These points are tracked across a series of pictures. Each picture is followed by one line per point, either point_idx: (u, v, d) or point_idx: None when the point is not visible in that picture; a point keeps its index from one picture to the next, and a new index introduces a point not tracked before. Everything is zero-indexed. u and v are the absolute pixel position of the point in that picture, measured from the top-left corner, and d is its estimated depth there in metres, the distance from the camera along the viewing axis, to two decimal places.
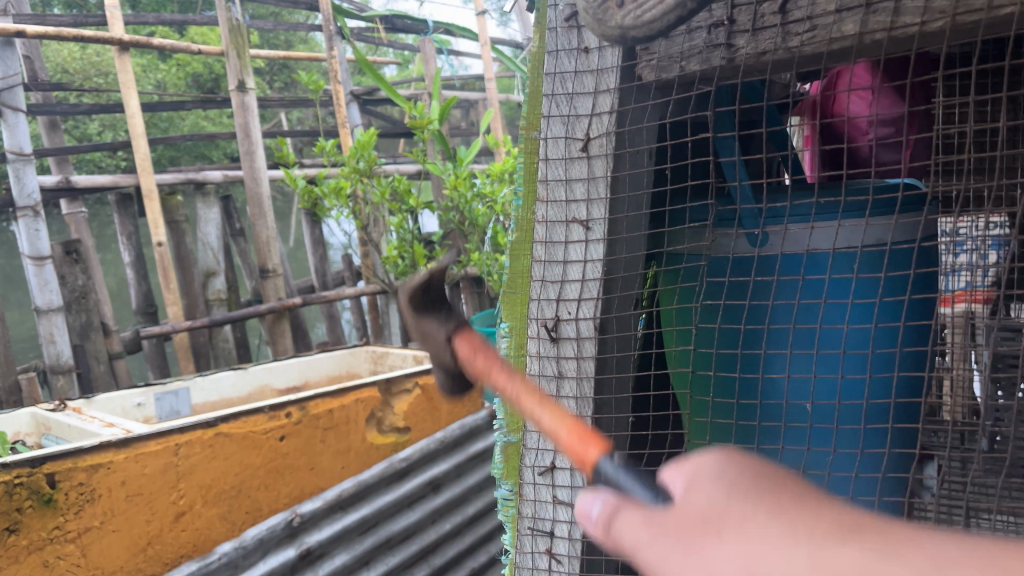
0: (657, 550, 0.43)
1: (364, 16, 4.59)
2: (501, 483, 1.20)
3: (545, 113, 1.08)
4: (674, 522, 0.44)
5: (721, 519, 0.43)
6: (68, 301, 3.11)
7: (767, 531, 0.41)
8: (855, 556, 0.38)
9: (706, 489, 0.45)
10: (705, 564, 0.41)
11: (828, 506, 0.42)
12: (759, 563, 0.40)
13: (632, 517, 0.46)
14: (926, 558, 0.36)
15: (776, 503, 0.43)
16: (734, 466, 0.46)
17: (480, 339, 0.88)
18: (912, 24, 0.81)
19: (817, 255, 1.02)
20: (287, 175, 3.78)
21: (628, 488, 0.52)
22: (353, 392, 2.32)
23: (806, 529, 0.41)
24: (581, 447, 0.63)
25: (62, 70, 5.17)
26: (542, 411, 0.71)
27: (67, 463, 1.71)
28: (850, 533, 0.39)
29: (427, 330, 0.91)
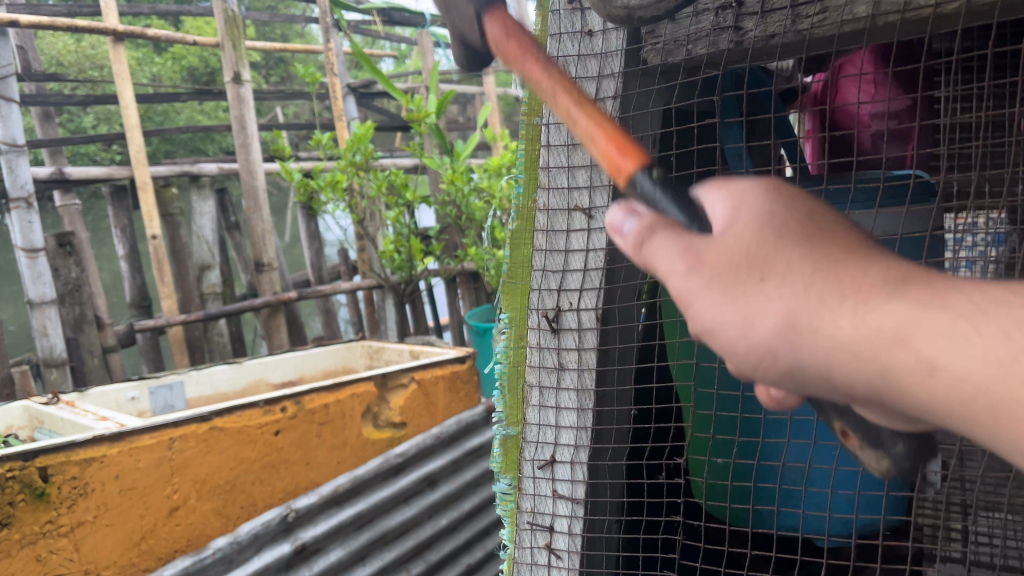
0: (711, 287, 0.52)
1: (362, 9, 4.55)
2: (500, 477, 1.18)
3: (547, 97, 1.06)
4: (726, 262, 0.53)
5: (765, 265, 0.52)
6: (62, 294, 3.09)
7: (806, 283, 0.51)
8: (894, 315, 0.47)
9: (752, 232, 0.53)
10: (754, 307, 0.51)
11: (866, 261, 0.51)
12: (802, 311, 0.50)
13: (683, 246, 0.54)
14: (942, 311, 0.46)
15: (819, 257, 0.51)
16: (781, 211, 0.54)
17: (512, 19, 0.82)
18: (926, 7, 0.79)
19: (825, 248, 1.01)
20: (283, 168, 3.74)
21: (670, 205, 0.61)
22: (348, 387, 2.30)
23: (848, 288, 0.50)
24: (617, 157, 0.69)
25: (56, 62, 5.12)
26: (578, 110, 0.74)
27: (61, 456, 1.68)
28: (891, 292, 0.48)
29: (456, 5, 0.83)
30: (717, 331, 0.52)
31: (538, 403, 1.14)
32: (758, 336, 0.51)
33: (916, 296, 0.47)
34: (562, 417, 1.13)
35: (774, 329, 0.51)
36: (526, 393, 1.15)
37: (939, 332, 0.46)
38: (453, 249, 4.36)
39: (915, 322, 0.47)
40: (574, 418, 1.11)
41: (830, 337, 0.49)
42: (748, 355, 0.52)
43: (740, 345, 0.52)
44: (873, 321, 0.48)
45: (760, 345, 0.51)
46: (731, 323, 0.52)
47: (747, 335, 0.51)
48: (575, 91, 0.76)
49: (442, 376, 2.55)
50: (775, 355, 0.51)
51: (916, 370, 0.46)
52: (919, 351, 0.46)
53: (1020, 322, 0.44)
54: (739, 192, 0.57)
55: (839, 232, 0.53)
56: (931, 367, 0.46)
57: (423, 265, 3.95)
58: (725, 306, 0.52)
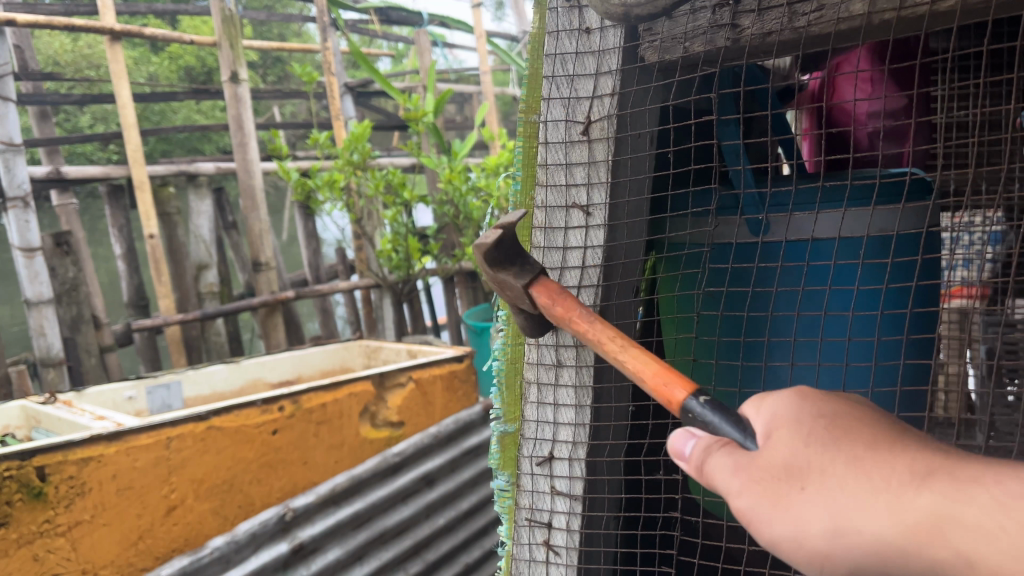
0: (764, 502, 0.58)
1: (359, 8, 4.56)
2: (498, 474, 1.18)
3: (545, 95, 1.06)
4: (771, 476, 0.59)
5: (805, 474, 0.58)
6: (59, 293, 3.09)
7: (843, 486, 0.56)
8: (926, 510, 0.52)
9: (789, 444, 0.59)
10: (803, 516, 0.56)
11: (893, 455, 0.56)
12: (844, 512, 0.55)
13: (735, 464, 0.61)
14: (968, 507, 0.51)
15: (848, 456, 0.57)
16: (809, 419, 0.61)
17: (555, 284, 0.89)
18: (920, 5, 0.79)
19: (823, 242, 1.02)
20: (281, 167, 3.75)
21: (722, 424, 0.65)
22: (346, 387, 2.30)
23: (880, 486, 0.55)
24: (665, 387, 0.72)
25: (53, 61, 5.11)
26: (623, 355, 0.78)
27: (59, 455, 1.68)
28: (920, 485, 0.53)
29: (503, 281, 0.89)
30: (778, 541, 0.58)
31: (536, 400, 1.15)
32: (814, 542, 0.56)
33: (943, 490, 0.52)
34: (560, 413, 1.13)
35: (824, 534, 0.55)
36: (524, 390, 1.15)
37: (972, 529, 0.50)
38: (450, 248, 4.36)
39: (945, 518, 0.51)
40: (571, 415, 1.12)
41: (872, 536, 0.53)
42: (809, 560, 0.56)
43: (800, 552, 0.56)
44: (906, 519, 0.52)
45: (817, 551, 0.55)
46: (789, 535, 0.57)
47: (801, 542, 0.56)
48: (622, 337, 0.80)
49: (440, 376, 2.56)
50: (832, 558, 0.55)
51: (955, 562, 0.51)
52: (957, 545, 0.51)
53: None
54: (773, 411, 0.63)
55: (864, 427, 0.59)
56: (968, 560, 0.50)
57: (420, 264, 3.96)
58: (780, 520, 0.57)
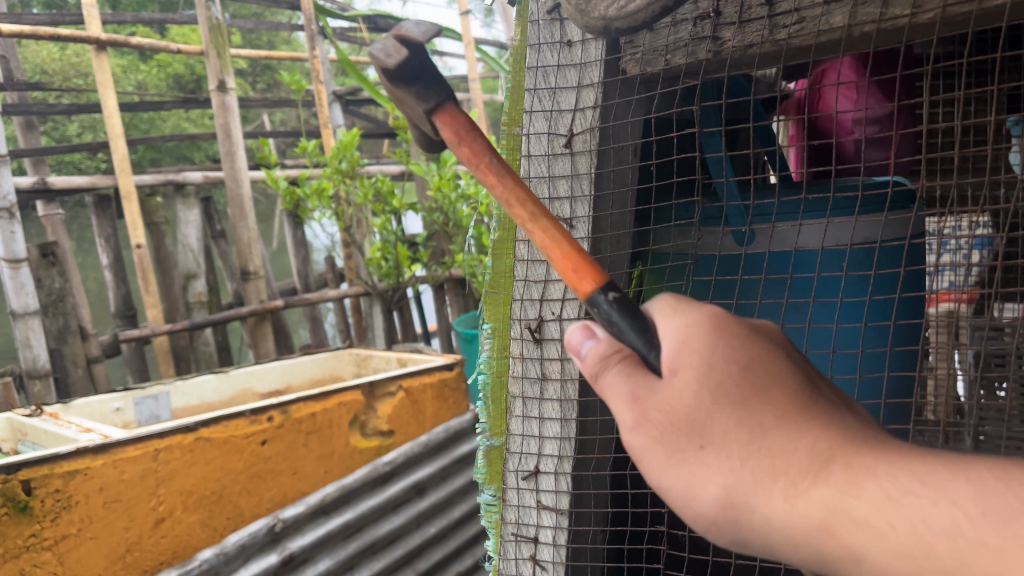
0: (657, 449, 0.57)
1: (348, 16, 4.54)
2: (484, 489, 1.17)
3: (528, 107, 1.06)
4: (668, 422, 0.56)
5: (705, 429, 0.55)
6: (45, 304, 3.06)
7: (742, 457, 0.54)
8: (820, 502, 0.50)
9: (693, 393, 0.56)
10: (697, 478, 0.55)
11: (798, 430, 0.54)
12: (740, 489, 0.53)
13: (632, 394, 0.58)
14: (858, 500, 0.49)
15: (752, 425, 0.55)
16: (720, 366, 0.57)
17: (461, 113, 0.77)
18: (901, 16, 0.80)
19: (805, 254, 1.03)
20: (270, 176, 3.73)
21: (629, 329, 0.63)
22: (336, 396, 2.29)
23: (779, 469, 0.53)
24: (574, 275, 0.70)
25: (40, 71, 5.05)
26: (532, 222, 0.74)
27: (44, 469, 1.67)
28: (818, 475, 0.51)
29: (401, 100, 0.77)
30: (664, 491, 0.56)
31: (521, 414, 1.14)
32: (701, 506, 0.54)
33: (839, 482, 0.50)
34: (546, 427, 1.12)
35: (715, 500, 0.54)
36: (509, 403, 1.14)
37: (860, 525, 0.48)
38: (440, 255, 4.33)
39: (837, 511, 0.49)
40: (557, 428, 1.11)
41: (766, 518, 0.52)
42: (696, 522, 0.55)
43: (686, 512, 0.56)
44: (802, 510, 0.51)
45: (704, 516, 0.54)
46: (678, 493, 0.55)
47: (690, 503, 0.55)
48: (530, 199, 0.75)
49: (430, 384, 2.53)
50: (718, 526, 0.54)
51: (842, 557, 0.49)
52: (846, 541, 0.49)
53: (925, 514, 0.46)
54: (686, 342, 0.59)
55: (773, 393, 0.56)
56: (855, 556, 0.48)
57: (410, 272, 3.95)
58: (669, 474, 0.56)
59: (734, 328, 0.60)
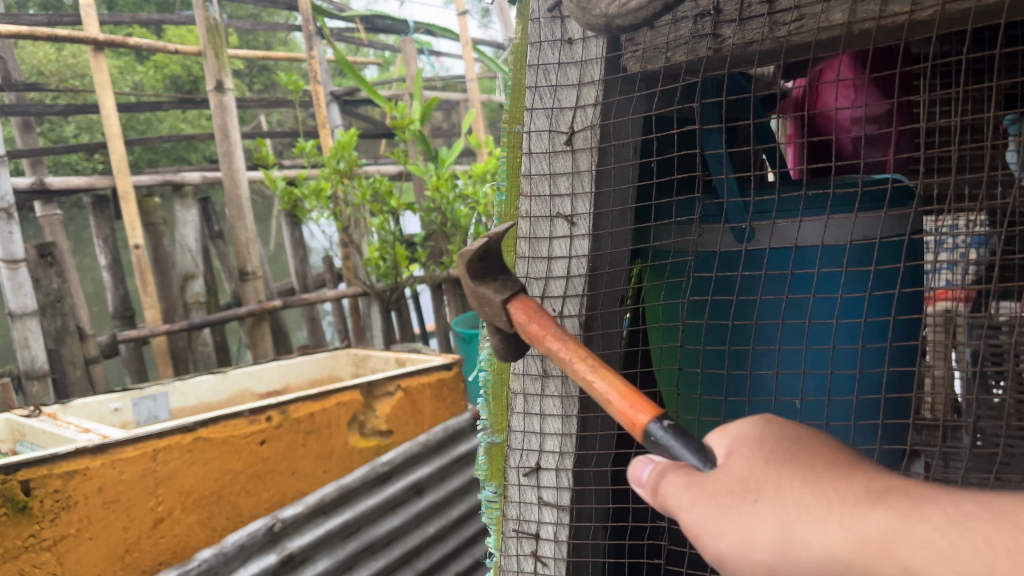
0: (713, 515, 0.57)
1: (345, 16, 4.54)
2: (486, 485, 1.19)
3: (528, 105, 1.06)
4: (722, 490, 0.58)
5: (758, 489, 0.57)
6: (43, 305, 3.06)
7: (798, 500, 0.55)
8: (879, 526, 0.51)
9: (744, 462, 0.59)
10: (752, 527, 0.55)
11: (849, 475, 0.56)
12: (795, 526, 0.53)
13: (688, 480, 0.60)
14: (918, 522, 0.50)
15: (804, 476, 0.56)
16: (771, 439, 0.60)
17: (533, 302, 0.88)
18: (900, 13, 0.80)
19: (805, 250, 1.03)
20: (268, 176, 3.74)
21: (683, 451, 0.63)
22: (334, 396, 2.29)
23: (834, 502, 0.54)
24: (631, 410, 0.71)
25: (37, 71, 5.03)
26: (592, 374, 0.77)
27: (43, 469, 1.67)
28: (874, 502, 0.53)
29: (480, 298, 0.89)
30: (722, 556, 0.56)
31: (522, 410, 1.14)
32: (757, 554, 0.54)
33: (898, 509, 0.51)
34: (547, 423, 1.13)
35: (770, 544, 0.54)
36: (510, 400, 1.15)
37: (921, 543, 0.49)
38: (438, 256, 4.33)
39: (899, 533, 0.50)
40: (558, 425, 1.12)
41: (821, 547, 0.52)
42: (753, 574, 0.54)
43: (744, 565, 0.55)
44: (859, 532, 0.51)
45: (761, 563, 0.54)
46: (735, 545, 0.55)
47: (748, 554, 0.54)
48: (592, 357, 0.79)
49: (428, 384, 2.53)
50: (776, 572, 0.53)
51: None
52: (904, 561, 0.49)
53: (987, 537, 0.48)
54: (736, 435, 0.62)
55: (820, 455, 0.58)
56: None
57: (408, 272, 3.95)
58: (726, 529, 0.56)
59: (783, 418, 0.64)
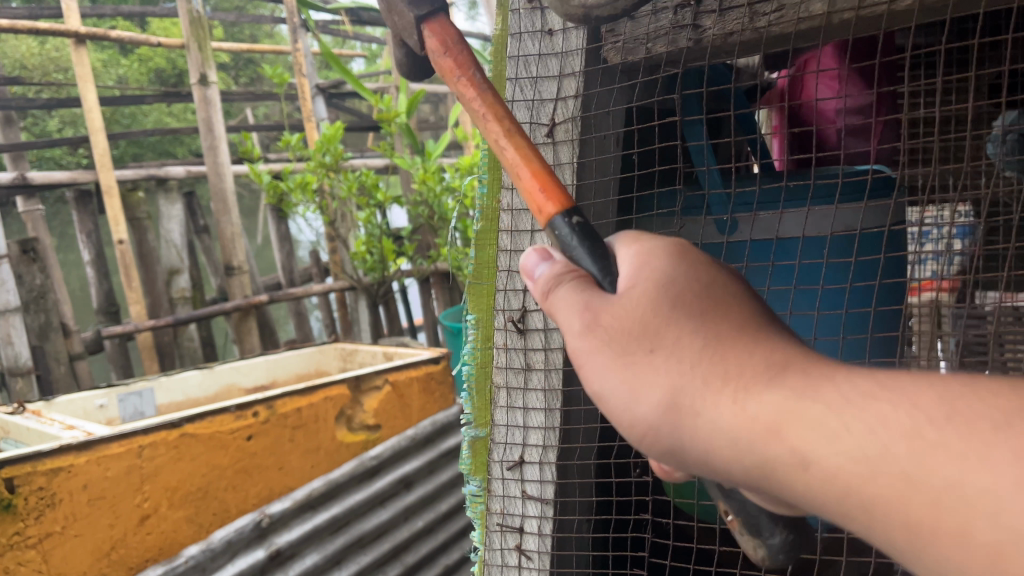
0: (603, 353, 0.57)
1: (330, 8, 4.50)
2: (469, 480, 1.17)
3: (509, 97, 1.05)
4: (623, 325, 0.57)
5: (658, 336, 0.55)
6: (26, 301, 3.03)
7: (694, 362, 0.54)
8: (773, 405, 0.49)
9: (648, 300, 0.57)
10: (642, 380, 0.55)
11: (755, 343, 0.54)
12: (687, 389, 0.53)
13: (585, 306, 0.59)
14: (812, 403, 0.48)
15: (706, 336, 0.55)
16: (682, 283, 0.58)
17: (452, 29, 0.86)
18: (880, 4, 0.80)
19: (787, 242, 1.04)
20: (253, 170, 3.70)
21: (586, 258, 0.65)
22: (321, 390, 2.27)
23: (731, 374, 0.52)
24: (540, 196, 0.73)
25: (19, 66, 4.90)
26: (506, 140, 0.78)
27: (27, 467, 1.65)
28: (771, 380, 0.51)
29: (396, 7, 0.86)
30: (609, 397, 0.56)
31: (506, 404, 1.14)
32: (644, 410, 0.54)
33: (795, 387, 0.49)
34: (530, 417, 1.13)
35: (658, 404, 0.54)
36: (493, 393, 1.15)
37: (810, 427, 0.47)
38: (427, 249, 4.30)
39: (793, 414, 0.48)
40: (542, 418, 1.12)
41: (710, 421, 0.52)
42: (632, 426, 0.55)
43: (623, 411, 0.56)
44: (751, 410, 0.50)
45: (646, 421, 0.54)
46: (621, 393, 0.55)
47: (634, 407, 0.55)
48: (505, 115, 0.80)
49: (416, 378, 2.53)
50: (660, 433, 0.54)
51: (788, 461, 0.48)
52: (792, 444, 0.47)
53: (884, 419, 0.45)
54: (647, 257, 0.61)
55: (733, 314, 0.56)
56: (803, 460, 0.47)
57: (396, 266, 3.95)
58: (612, 376, 0.56)
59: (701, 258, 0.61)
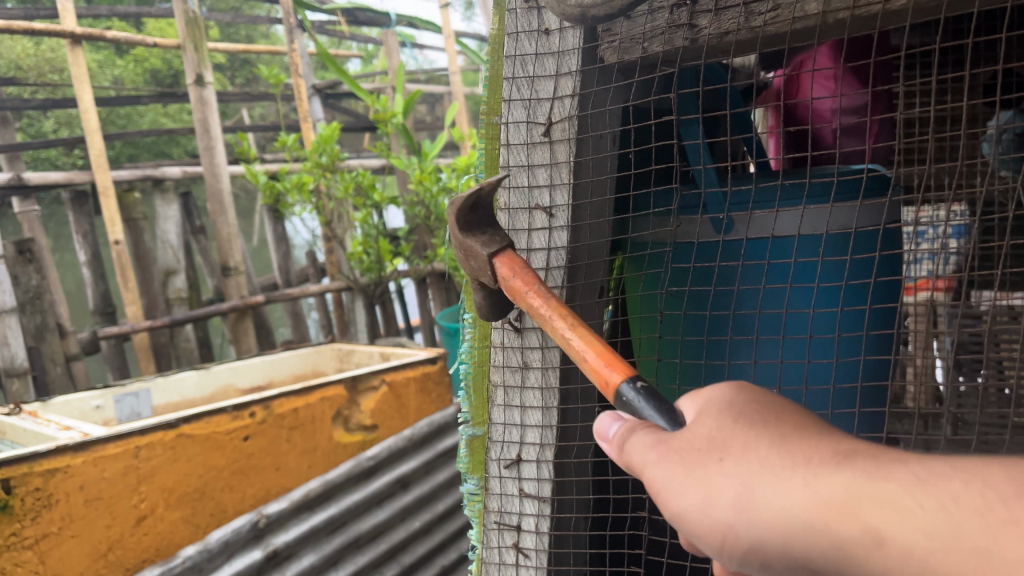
0: (676, 471, 0.61)
1: (326, 9, 4.50)
2: (466, 478, 1.18)
3: (506, 97, 1.06)
4: (690, 448, 0.62)
5: (724, 450, 0.60)
6: (22, 302, 3.02)
7: (761, 462, 0.59)
8: (839, 485, 0.54)
9: (712, 424, 0.63)
10: (714, 485, 0.59)
11: (813, 440, 0.59)
12: (757, 484, 0.57)
13: (657, 439, 0.64)
14: (881, 483, 0.53)
15: (769, 439, 0.60)
16: (742, 407, 0.64)
17: (519, 258, 0.90)
18: (875, 3, 0.80)
19: (783, 240, 1.04)
20: (250, 171, 3.71)
21: (653, 414, 0.68)
22: (319, 390, 2.27)
23: (798, 462, 0.57)
24: (605, 370, 0.74)
25: (15, 66, 4.89)
26: (570, 331, 0.80)
27: (23, 468, 1.64)
28: (835, 464, 0.56)
29: (470, 249, 0.91)
30: (685, 512, 0.60)
31: (503, 402, 1.14)
32: (719, 512, 0.58)
33: (860, 469, 0.55)
34: (527, 415, 1.13)
35: (730, 505, 0.58)
36: (490, 392, 1.15)
37: (885, 502, 0.52)
38: (423, 249, 4.30)
39: (856, 493, 0.53)
40: (538, 417, 1.12)
41: (783, 507, 0.55)
42: (712, 533, 0.58)
43: (704, 521, 0.59)
44: (822, 492, 0.54)
45: (721, 522, 0.58)
46: (698, 503, 0.59)
47: (709, 512, 0.58)
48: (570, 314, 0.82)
49: (413, 378, 2.53)
50: (736, 532, 0.57)
51: (864, 539, 0.52)
52: (866, 519, 0.52)
53: (955, 498, 0.50)
54: (705, 401, 0.67)
55: (789, 422, 0.62)
56: (878, 537, 0.51)
57: (392, 266, 3.96)
58: (690, 489, 0.59)
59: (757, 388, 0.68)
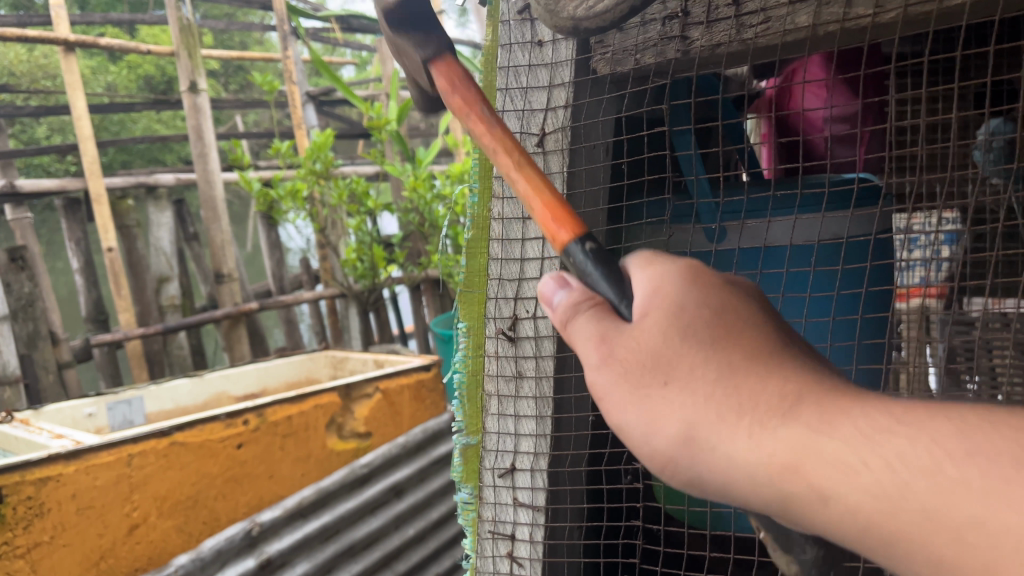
0: (619, 386, 0.56)
1: (320, 16, 4.52)
2: (461, 487, 1.18)
3: (500, 108, 1.06)
4: (634, 359, 0.56)
5: (671, 369, 0.54)
6: (14, 310, 3.01)
7: (707, 393, 0.53)
8: (787, 443, 0.49)
9: (657, 330, 0.56)
10: (658, 412, 0.53)
11: (768, 371, 0.53)
12: (703, 424, 0.52)
13: (602, 336, 0.58)
14: (827, 440, 0.47)
15: (719, 364, 0.53)
16: (692, 309, 0.56)
17: (458, 64, 0.82)
18: (864, 16, 0.81)
19: (774, 250, 1.06)
20: (243, 178, 3.71)
21: (601, 283, 0.64)
22: (312, 398, 2.28)
23: (745, 407, 0.51)
24: (553, 225, 0.71)
25: (7, 73, 4.87)
26: (518, 172, 0.77)
27: (14, 477, 1.64)
28: (785, 418, 0.50)
29: (402, 47, 0.82)
30: (625, 428, 0.55)
31: (497, 411, 1.15)
32: (659, 442, 0.53)
33: (809, 422, 0.49)
34: (521, 424, 1.14)
35: (674, 437, 0.52)
36: (484, 402, 1.15)
37: (833, 464, 0.47)
38: (417, 257, 4.30)
39: (808, 452, 0.48)
40: (533, 426, 1.13)
41: (727, 454, 0.51)
42: (652, 458, 0.54)
43: (644, 445, 0.54)
44: (767, 448, 0.49)
45: (661, 451, 0.53)
46: (638, 426, 0.54)
47: (649, 438, 0.54)
48: (516, 148, 0.78)
49: (407, 385, 2.53)
50: (676, 464, 0.53)
51: (809, 497, 0.47)
52: (812, 480, 0.47)
53: (902, 455, 0.45)
54: (659, 281, 0.59)
55: (743, 335, 0.55)
56: (823, 495, 0.47)
57: (386, 273, 3.95)
58: (630, 409, 0.54)
59: (711, 275, 0.60)
